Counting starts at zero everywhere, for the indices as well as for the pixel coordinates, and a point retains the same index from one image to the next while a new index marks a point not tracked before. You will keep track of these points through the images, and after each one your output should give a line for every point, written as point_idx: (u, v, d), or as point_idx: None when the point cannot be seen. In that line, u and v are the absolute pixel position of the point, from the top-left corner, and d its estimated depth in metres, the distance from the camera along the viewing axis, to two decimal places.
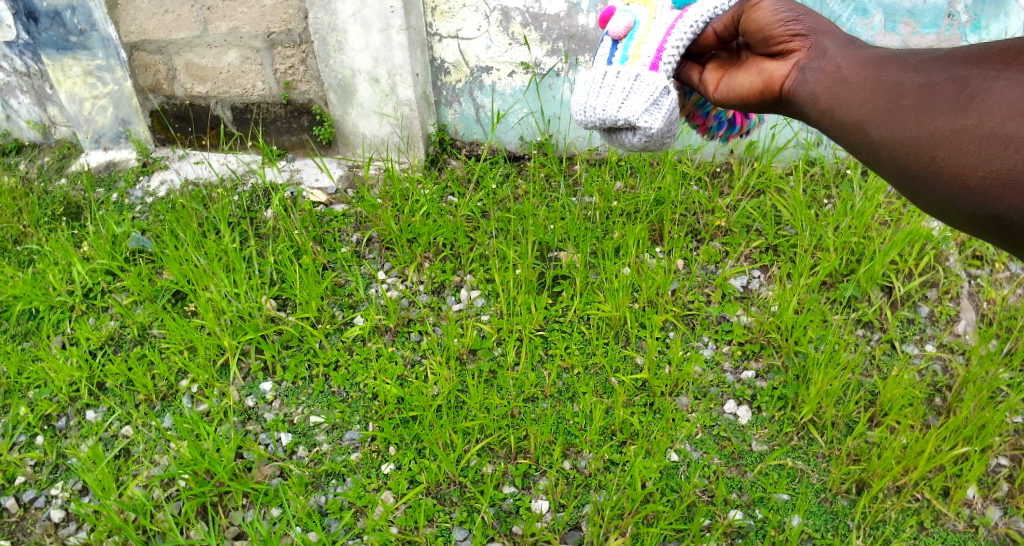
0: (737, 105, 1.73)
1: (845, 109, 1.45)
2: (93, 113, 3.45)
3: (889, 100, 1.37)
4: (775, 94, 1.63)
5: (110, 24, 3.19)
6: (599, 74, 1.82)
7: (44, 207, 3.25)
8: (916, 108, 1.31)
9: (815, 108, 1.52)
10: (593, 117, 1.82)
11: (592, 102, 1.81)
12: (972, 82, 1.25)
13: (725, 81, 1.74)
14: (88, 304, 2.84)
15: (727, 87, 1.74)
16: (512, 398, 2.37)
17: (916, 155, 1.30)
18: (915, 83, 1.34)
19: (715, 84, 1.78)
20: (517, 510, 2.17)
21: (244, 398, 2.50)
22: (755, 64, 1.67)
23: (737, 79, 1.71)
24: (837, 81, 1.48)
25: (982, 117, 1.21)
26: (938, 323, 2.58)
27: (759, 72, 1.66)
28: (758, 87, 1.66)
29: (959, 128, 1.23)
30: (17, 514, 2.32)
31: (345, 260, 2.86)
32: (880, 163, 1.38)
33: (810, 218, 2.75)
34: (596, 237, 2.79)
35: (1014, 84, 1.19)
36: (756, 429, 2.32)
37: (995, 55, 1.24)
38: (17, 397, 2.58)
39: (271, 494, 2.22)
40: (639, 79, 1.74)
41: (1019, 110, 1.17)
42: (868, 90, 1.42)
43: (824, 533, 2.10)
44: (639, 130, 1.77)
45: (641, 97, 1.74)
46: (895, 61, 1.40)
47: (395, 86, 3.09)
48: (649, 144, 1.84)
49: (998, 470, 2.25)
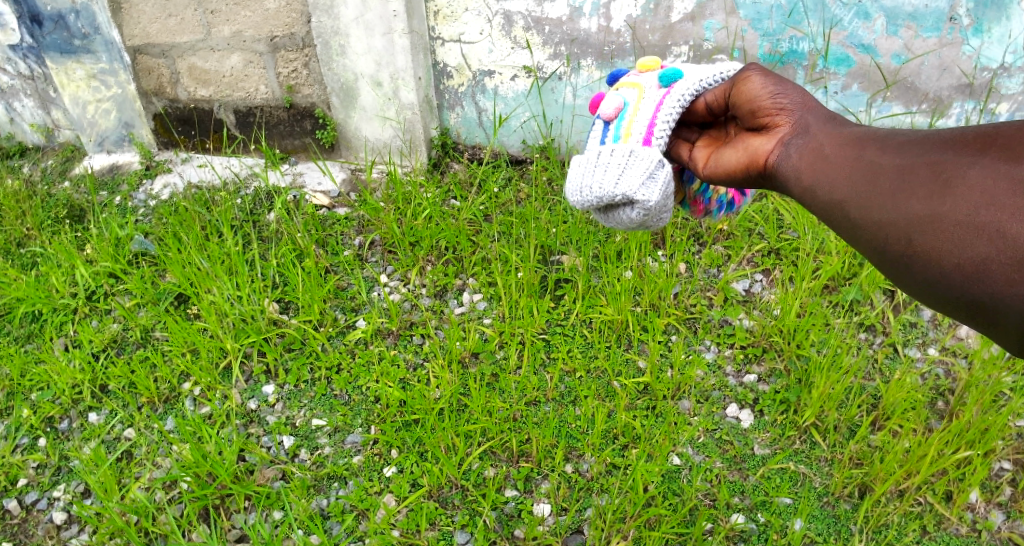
0: (724, 181, 1.73)
1: (825, 187, 1.45)
2: (96, 116, 3.48)
3: (868, 180, 1.37)
4: (761, 169, 1.63)
5: (113, 27, 3.21)
6: (592, 155, 1.78)
7: (47, 211, 3.26)
8: (894, 190, 1.32)
9: (798, 183, 1.52)
10: (588, 197, 1.73)
11: (587, 181, 1.74)
12: (948, 166, 1.26)
13: (714, 157, 1.75)
14: (91, 306, 2.84)
15: (715, 162, 1.74)
16: (515, 401, 2.38)
17: (894, 238, 1.31)
18: (893, 165, 1.35)
19: (703, 161, 1.79)
20: (519, 513, 2.17)
21: (246, 401, 2.50)
22: (742, 140, 1.69)
23: (725, 154, 1.72)
24: (819, 159, 1.49)
25: (958, 203, 1.22)
26: (940, 326, 2.59)
27: (745, 147, 1.67)
28: (744, 162, 1.66)
29: (935, 214, 1.24)
30: (20, 515, 2.33)
31: (348, 263, 2.87)
32: (859, 242, 1.39)
33: (812, 222, 2.74)
34: (599, 240, 2.76)
35: (989, 171, 1.21)
36: (758, 433, 2.32)
37: (970, 141, 1.27)
38: (20, 399, 2.59)
39: (273, 496, 2.22)
40: (633, 155, 1.71)
41: (993, 199, 1.18)
42: (848, 169, 1.42)
43: (827, 536, 2.10)
44: (638, 205, 1.69)
45: (638, 171, 1.68)
46: (875, 140, 1.42)
47: (397, 90, 3.10)
48: (646, 221, 1.75)
49: (1001, 474, 2.24)
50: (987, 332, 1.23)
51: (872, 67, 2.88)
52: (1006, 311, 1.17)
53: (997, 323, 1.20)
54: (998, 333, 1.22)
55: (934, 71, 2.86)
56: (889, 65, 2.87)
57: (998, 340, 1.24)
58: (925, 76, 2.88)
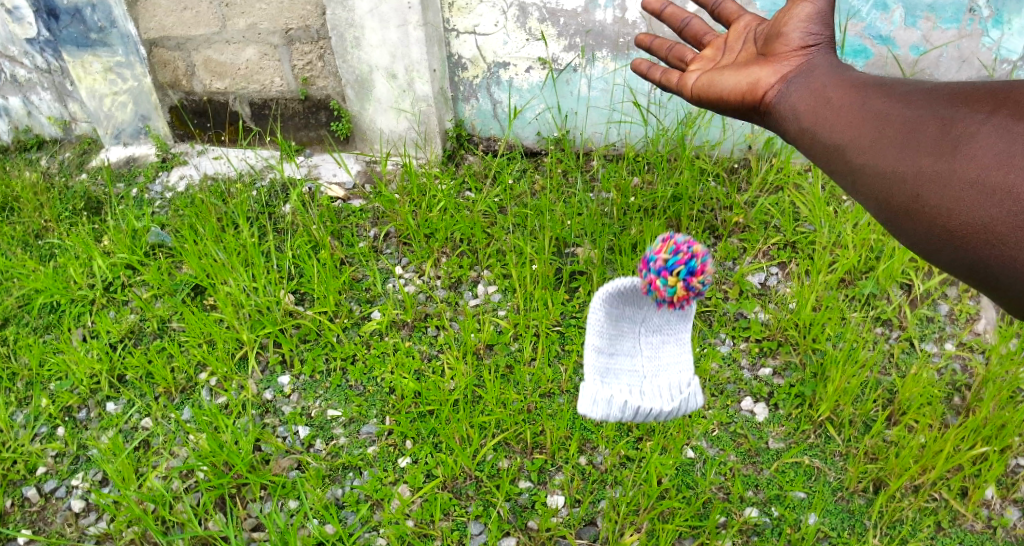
0: (712, 101, 1.82)
1: (826, 131, 1.57)
2: (113, 109, 3.49)
3: (873, 129, 1.48)
4: (757, 100, 1.73)
5: (129, 21, 3.23)
6: None
7: (65, 202, 3.29)
8: (901, 142, 1.42)
9: (796, 122, 1.63)
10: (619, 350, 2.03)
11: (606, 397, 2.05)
12: (959, 123, 1.35)
13: (708, 76, 1.84)
14: (108, 297, 2.86)
15: (709, 80, 1.82)
16: (529, 393, 2.38)
17: (899, 191, 1.40)
18: (901, 116, 1.45)
19: (692, 83, 1.87)
20: (533, 505, 2.17)
21: (262, 391, 2.52)
22: (745, 68, 1.78)
23: (721, 76, 1.81)
24: (821, 102, 1.60)
25: (969, 161, 1.31)
26: (957, 321, 2.56)
27: (745, 75, 1.76)
28: (741, 89, 1.75)
29: (943, 170, 1.34)
30: (39, 503, 2.35)
31: (363, 255, 2.88)
32: (857, 191, 1.49)
33: (828, 215, 2.74)
34: (614, 233, 2.79)
35: (1000, 130, 1.29)
36: (773, 427, 2.31)
37: (983, 98, 1.35)
38: (38, 388, 2.62)
39: (288, 486, 2.23)
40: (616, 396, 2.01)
41: (1003, 159, 1.27)
42: (852, 115, 1.53)
43: (841, 531, 2.09)
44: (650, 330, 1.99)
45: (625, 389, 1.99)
46: (880, 89, 1.53)
47: (412, 82, 3.10)
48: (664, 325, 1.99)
49: (1018, 471, 2.22)
50: (983, 289, 1.33)
51: (889, 59, 2.86)
52: (1005, 272, 1.27)
53: (993, 281, 1.30)
54: (988, 290, 1.32)
55: (952, 63, 2.84)
56: (908, 57, 2.85)
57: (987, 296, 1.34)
58: (944, 68, 2.86)
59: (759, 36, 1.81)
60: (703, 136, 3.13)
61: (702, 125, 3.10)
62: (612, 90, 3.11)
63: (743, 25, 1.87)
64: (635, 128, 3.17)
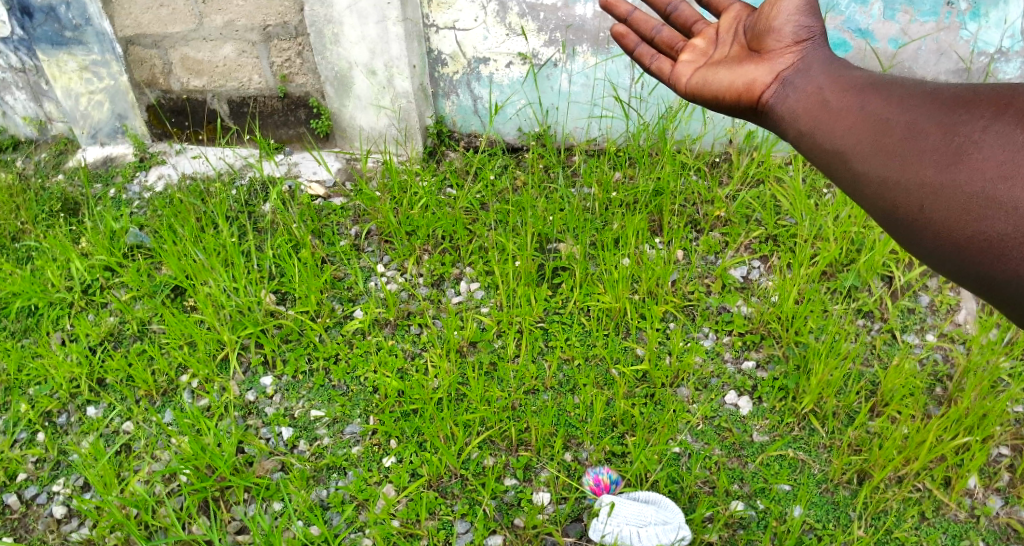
0: (708, 100, 1.83)
1: (826, 136, 1.58)
2: (89, 108, 3.44)
3: (873, 134, 1.49)
4: (754, 100, 1.74)
5: (104, 19, 3.18)
6: None
7: (42, 204, 3.24)
8: (903, 151, 1.43)
9: (794, 125, 1.65)
10: None
11: None
12: (961, 131, 1.36)
13: (702, 73, 1.85)
14: (87, 300, 2.83)
15: (703, 78, 1.83)
16: (513, 390, 2.37)
17: (905, 201, 1.42)
18: (901, 121, 1.46)
19: (687, 77, 1.89)
20: (519, 503, 2.17)
21: (244, 393, 2.49)
22: (738, 65, 1.78)
23: (715, 73, 1.81)
24: (820, 105, 1.61)
25: (973, 173, 1.32)
26: (938, 312, 2.58)
27: (740, 74, 1.76)
28: (736, 88, 1.76)
29: (948, 183, 1.35)
30: (19, 510, 2.32)
31: (344, 254, 2.86)
32: (861, 196, 1.51)
33: (809, 208, 2.75)
34: (596, 229, 2.80)
35: (1003, 139, 1.30)
36: (757, 420, 2.32)
37: (984, 103, 1.35)
38: (17, 393, 2.57)
39: (272, 488, 2.22)
40: None
41: (1008, 172, 1.28)
42: (851, 120, 1.54)
43: (826, 523, 2.10)
44: None
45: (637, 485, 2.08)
46: (879, 92, 1.54)
47: (392, 78, 3.08)
48: None
49: (999, 460, 2.25)
50: (990, 300, 1.35)
51: (869, 52, 2.87)
52: (1013, 286, 1.28)
53: (1002, 294, 1.32)
54: (997, 302, 1.34)
55: (931, 56, 2.86)
56: (887, 50, 2.87)
57: (996, 306, 1.36)
58: (922, 61, 2.87)
59: (748, 28, 1.81)
60: (685, 130, 3.16)
61: (683, 120, 3.12)
62: (593, 85, 3.12)
63: (734, 16, 1.86)
64: (616, 123, 3.18)
